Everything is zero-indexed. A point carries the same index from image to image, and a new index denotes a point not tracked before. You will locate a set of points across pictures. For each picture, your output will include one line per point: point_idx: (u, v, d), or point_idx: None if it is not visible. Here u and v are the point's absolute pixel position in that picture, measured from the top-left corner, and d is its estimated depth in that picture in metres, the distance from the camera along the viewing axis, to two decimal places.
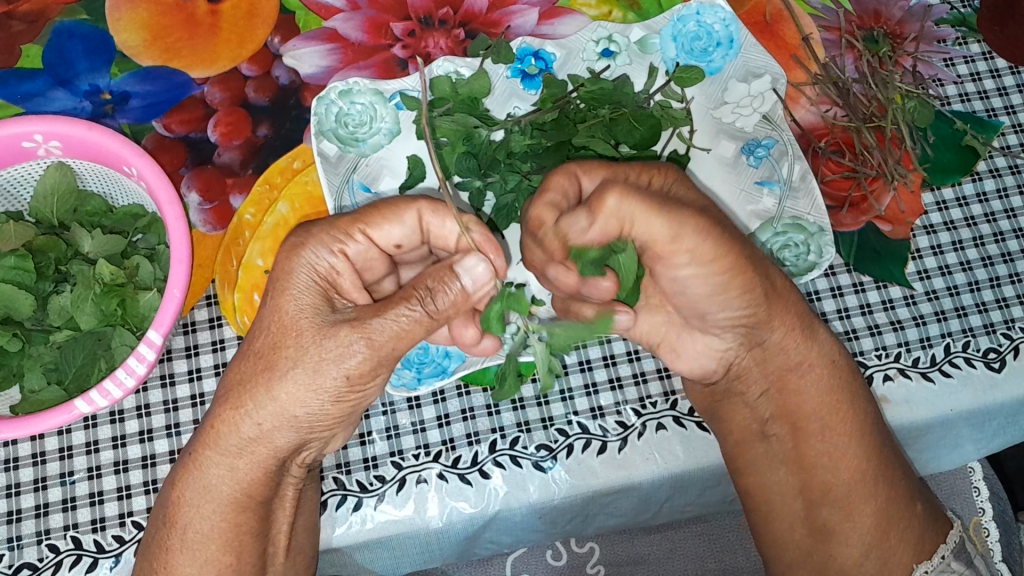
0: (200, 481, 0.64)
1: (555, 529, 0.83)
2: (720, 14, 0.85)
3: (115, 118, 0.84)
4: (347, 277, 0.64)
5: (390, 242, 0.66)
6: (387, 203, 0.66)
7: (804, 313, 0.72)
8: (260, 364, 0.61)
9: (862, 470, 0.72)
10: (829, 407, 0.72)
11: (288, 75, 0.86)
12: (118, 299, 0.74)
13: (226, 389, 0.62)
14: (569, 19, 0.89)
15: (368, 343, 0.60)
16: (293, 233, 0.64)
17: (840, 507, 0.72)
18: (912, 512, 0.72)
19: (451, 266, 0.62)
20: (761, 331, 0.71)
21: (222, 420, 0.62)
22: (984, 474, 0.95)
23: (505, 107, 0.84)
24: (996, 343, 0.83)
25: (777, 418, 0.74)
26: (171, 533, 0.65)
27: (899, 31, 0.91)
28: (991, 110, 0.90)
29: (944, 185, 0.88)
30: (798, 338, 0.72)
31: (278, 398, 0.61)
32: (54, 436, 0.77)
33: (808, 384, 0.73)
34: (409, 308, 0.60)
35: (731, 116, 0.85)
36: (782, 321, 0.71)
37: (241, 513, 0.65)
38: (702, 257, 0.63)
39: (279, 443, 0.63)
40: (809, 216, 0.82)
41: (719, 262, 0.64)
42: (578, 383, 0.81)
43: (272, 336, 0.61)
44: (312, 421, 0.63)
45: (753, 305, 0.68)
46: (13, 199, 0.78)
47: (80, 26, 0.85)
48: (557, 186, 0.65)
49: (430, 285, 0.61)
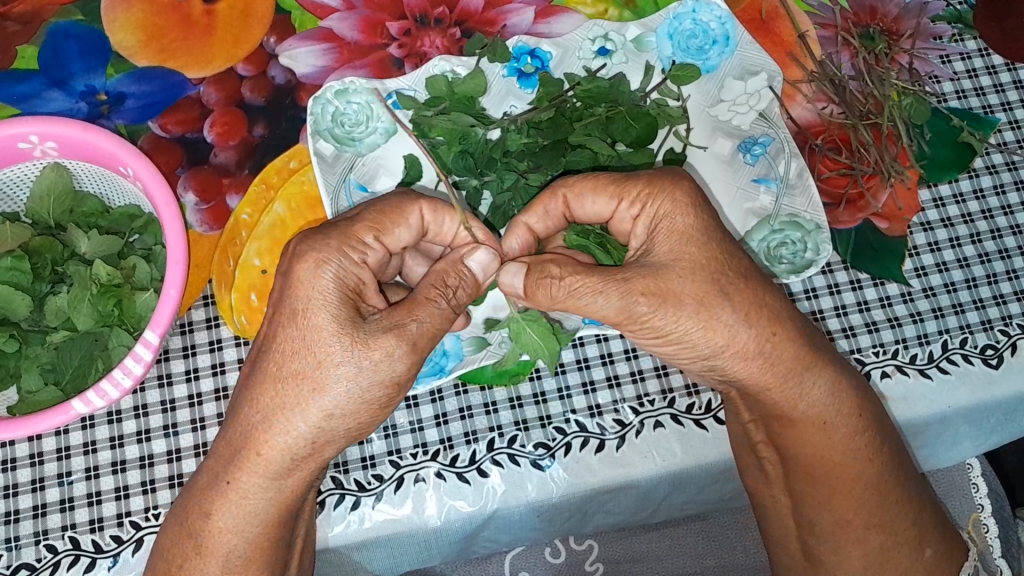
0: (247, 507, 0.63)
1: (554, 527, 0.83)
2: (716, 13, 0.85)
3: (112, 118, 0.84)
4: (371, 285, 0.62)
5: (398, 245, 0.66)
6: (387, 204, 0.66)
7: (788, 371, 0.67)
8: (304, 387, 0.60)
9: (852, 518, 0.70)
10: (813, 458, 0.70)
11: (284, 74, 0.86)
12: (115, 299, 0.74)
13: (263, 416, 0.60)
14: (565, 18, 0.89)
15: (412, 348, 0.60)
16: (310, 247, 0.62)
17: (829, 543, 0.72)
18: (915, 558, 0.71)
19: (462, 259, 0.65)
20: (741, 385, 0.69)
21: (261, 438, 0.61)
22: (983, 471, 0.95)
23: (502, 106, 0.83)
24: (993, 340, 0.83)
25: (766, 443, 0.73)
26: (208, 562, 0.63)
27: (895, 28, 0.91)
28: (988, 106, 0.90)
29: (941, 181, 0.88)
30: (783, 395, 0.68)
31: (333, 414, 0.60)
32: (51, 437, 0.77)
33: (796, 434, 0.70)
34: (436, 304, 0.62)
35: (728, 114, 0.85)
36: (758, 380, 0.67)
37: (281, 529, 0.65)
38: (649, 332, 0.65)
39: (329, 456, 0.63)
40: (806, 214, 0.82)
41: (668, 337, 0.65)
42: (576, 381, 0.81)
43: (310, 351, 0.60)
44: (362, 427, 0.63)
45: (712, 367, 0.67)
46: (9, 200, 0.78)
47: (75, 26, 0.85)
48: (538, 211, 0.70)
49: (450, 281, 0.63)
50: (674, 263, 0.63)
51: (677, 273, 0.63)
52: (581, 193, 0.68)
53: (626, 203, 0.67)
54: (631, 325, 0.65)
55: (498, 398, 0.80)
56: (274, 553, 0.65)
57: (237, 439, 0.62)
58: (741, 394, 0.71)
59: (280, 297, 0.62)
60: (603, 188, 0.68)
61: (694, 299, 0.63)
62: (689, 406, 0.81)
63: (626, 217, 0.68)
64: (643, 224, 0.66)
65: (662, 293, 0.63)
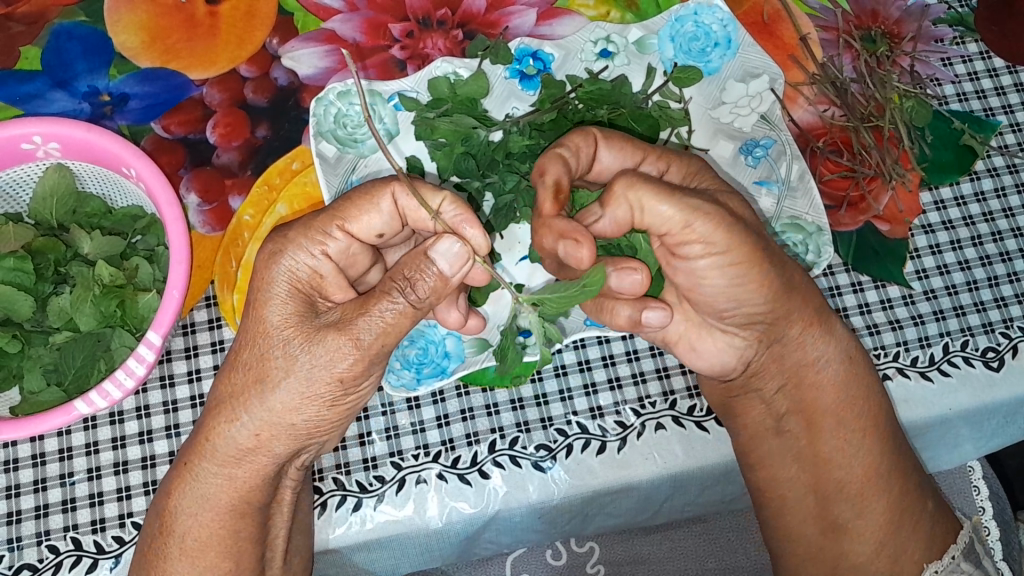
0: (198, 490, 0.64)
1: (555, 529, 0.83)
2: (718, 14, 0.85)
3: (115, 119, 0.84)
4: (332, 278, 0.64)
5: (370, 232, 0.66)
6: (361, 191, 0.65)
7: (821, 310, 0.71)
8: (250, 376, 0.62)
9: (875, 465, 0.72)
10: (846, 403, 0.72)
11: (287, 75, 0.86)
12: (118, 299, 0.74)
13: (218, 399, 0.63)
14: (568, 20, 0.89)
15: (355, 346, 0.60)
16: (272, 237, 0.64)
17: (852, 503, 0.73)
18: (923, 511, 0.73)
19: (426, 252, 0.61)
20: (780, 326, 0.69)
21: (215, 431, 0.63)
22: (984, 473, 0.95)
23: (504, 107, 0.84)
24: (994, 342, 0.83)
25: (793, 413, 0.74)
26: (168, 540, 0.66)
27: (896, 31, 0.91)
28: (989, 109, 0.90)
29: (943, 184, 0.88)
30: (820, 331, 0.71)
31: (272, 406, 0.62)
32: (54, 437, 0.77)
33: (826, 377, 0.72)
34: (392, 301, 0.59)
35: (729, 116, 0.85)
36: (802, 314, 0.69)
37: (241, 521, 0.66)
38: (714, 248, 0.62)
39: (277, 450, 0.64)
40: (807, 216, 0.82)
41: (737, 250, 0.62)
42: (578, 383, 0.82)
43: (257, 347, 0.62)
44: (311, 427, 0.64)
45: (768, 301, 0.66)
46: (13, 201, 0.78)
47: (79, 27, 0.86)
48: (572, 145, 0.67)
49: (408, 275, 0.60)
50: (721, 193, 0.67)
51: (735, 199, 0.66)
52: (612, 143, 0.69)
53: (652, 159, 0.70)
54: (690, 244, 0.63)
55: (500, 399, 0.80)
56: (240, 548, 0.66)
57: (200, 424, 0.64)
58: (776, 350, 0.71)
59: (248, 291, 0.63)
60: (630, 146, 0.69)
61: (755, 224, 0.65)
62: (691, 407, 0.81)
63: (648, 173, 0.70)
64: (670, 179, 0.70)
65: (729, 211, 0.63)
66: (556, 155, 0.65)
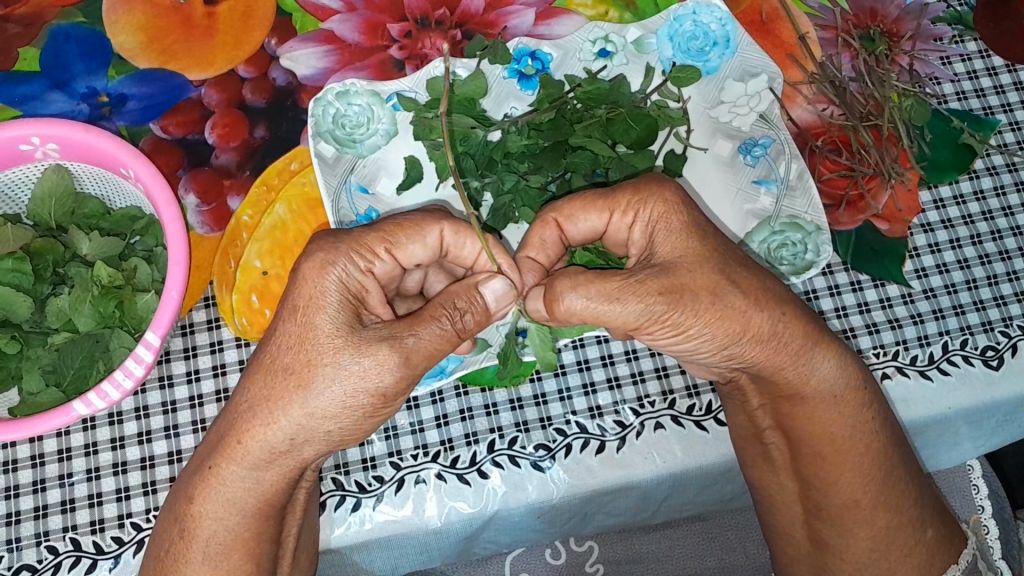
0: (225, 493, 0.64)
1: (554, 528, 0.83)
2: (716, 14, 0.85)
3: (113, 120, 0.84)
4: (376, 294, 0.64)
5: (411, 260, 0.67)
6: (411, 220, 0.67)
7: (799, 349, 0.67)
8: (292, 381, 0.61)
9: (859, 497, 0.70)
10: (820, 438, 0.70)
11: (286, 76, 0.86)
12: (117, 300, 0.74)
13: (252, 404, 0.62)
14: (566, 20, 0.89)
15: (405, 362, 0.61)
16: (320, 249, 0.63)
17: (836, 525, 0.72)
18: (918, 539, 0.71)
19: (477, 286, 0.65)
20: (752, 369, 0.68)
21: (250, 433, 0.62)
22: (984, 472, 0.95)
23: (502, 107, 0.84)
24: (993, 341, 0.83)
25: (773, 428, 0.74)
26: (191, 545, 0.65)
27: (894, 30, 0.91)
28: (988, 108, 0.90)
29: (941, 183, 0.88)
30: (794, 373, 0.68)
31: (313, 413, 0.61)
32: (52, 438, 0.77)
33: (805, 412, 0.70)
34: (440, 324, 0.62)
35: (728, 116, 0.85)
36: (771, 362, 0.67)
37: (262, 522, 0.66)
38: (669, 331, 0.64)
39: (307, 455, 0.64)
40: (806, 215, 0.82)
41: (688, 332, 0.64)
42: (576, 383, 0.81)
43: (304, 351, 0.61)
44: (344, 434, 0.63)
45: (730, 357, 0.67)
46: (11, 202, 0.79)
47: (76, 28, 0.86)
48: (535, 240, 0.70)
49: (459, 304, 0.64)
50: (685, 260, 0.64)
51: (687, 267, 0.63)
52: (573, 215, 0.68)
53: (618, 214, 0.67)
54: (645, 333, 0.65)
55: (499, 399, 0.80)
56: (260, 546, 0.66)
57: (229, 426, 0.63)
58: (751, 376, 0.71)
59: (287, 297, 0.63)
60: (593, 204, 0.68)
61: (710, 291, 0.63)
62: (690, 407, 0.81)
63: (620, 228, 0.68)
64: (638, 233, 0.67)
65: (676, 289, 0.63)
66: (526, 259, 0.71)
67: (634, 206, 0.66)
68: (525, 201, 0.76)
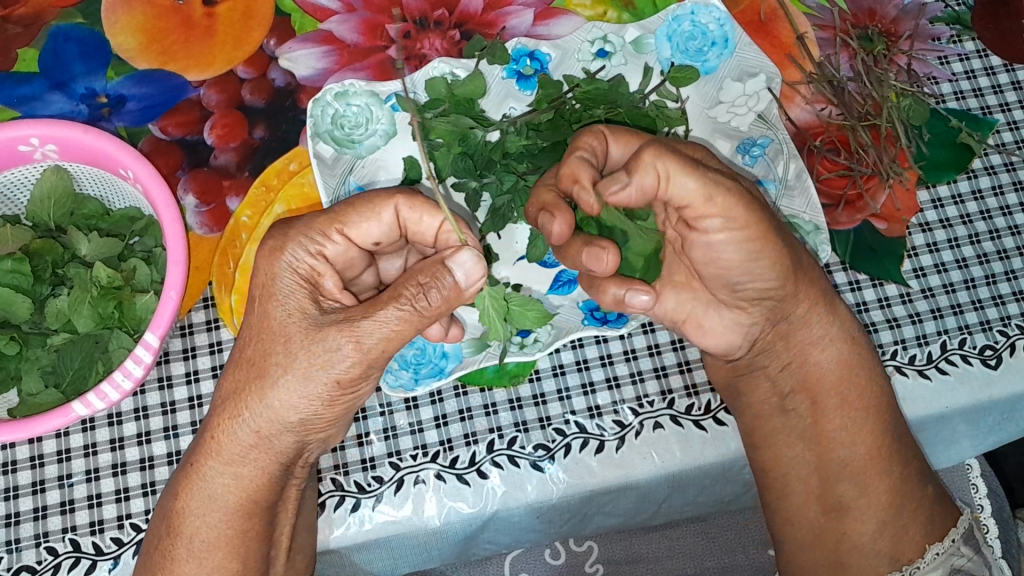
0: (206, 489, 0.65)
1: (553, 529, 0.84)
2: (715, 14, 0.85)
3: (112, 121, 0.84)
4: (330, 277, 0.64)
5: (368, 239, 0.66)
6: (363, 199, 0.65)
7: (827, 291, 0.74)
8: (253, 372, 0.63)
9: (878, 446, 0.73)
10: (851, 384, 0.74)
11: (284, 77, 0.86)
12: (116, 301, 0.74)
13: (222, 399, 0.64)
14: (565, 20, 0.89)
15: (357, 346, 0.60)
16: (269, 236, 0.64)
17: (855, 482, 0.73)
18: (924, 493, 0.74)
19: (443, 261, 0.61)
20: (788, 300, 0.72)
21: (220, 429, 0.64)
22: (982, 471, 0.96)
23: (501, 107, 0.84)
24: (992, 340, 0.83)
25: (798, 391, 0.76)
26: (177, 542, 0.66)
27: (893, 30, 0.92)
28: (986, 107, 0.90)
29: (939, 182, 0.88)
30: (824, 316, 0.74)
31: (271, 404, 0.62)
32: (52, 439, 0.77)
33: (834, 358, 0.75)
34: (399, 305, 0.59)
35: (726, 115, 0.85)
36: (808, 292, 0.72)
37: (248, 518, 0.66)
38: (732, 221, 0.64)
39: (279, 447, 0.64)
40: (805, 214, 0.82)
41: (750, 227, 0.65)
42: (575, 383, 0.82)
43: (261, 342, 0.62)
44: (309, 424, 0.64)
45: (776, 281, 0.69)
46: (10, 203, 0.79)
47: (75, 29, 0.86)
48: (586, 145, 0.67)
49: (422, 281, 0.60)
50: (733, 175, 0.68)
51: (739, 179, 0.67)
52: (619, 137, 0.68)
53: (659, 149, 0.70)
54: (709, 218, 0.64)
55: (498, 399, 0.80)
56: (246, 543, 0.67)
57: (208, 420, 0.65)
58: (781, 329, 0.74)
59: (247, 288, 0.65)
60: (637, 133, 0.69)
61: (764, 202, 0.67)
62: (689, 406, 0.81)
63: None
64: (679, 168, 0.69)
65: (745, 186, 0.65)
66: (577, 159, 0.65)
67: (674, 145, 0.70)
68: (523, 200, 0.77)
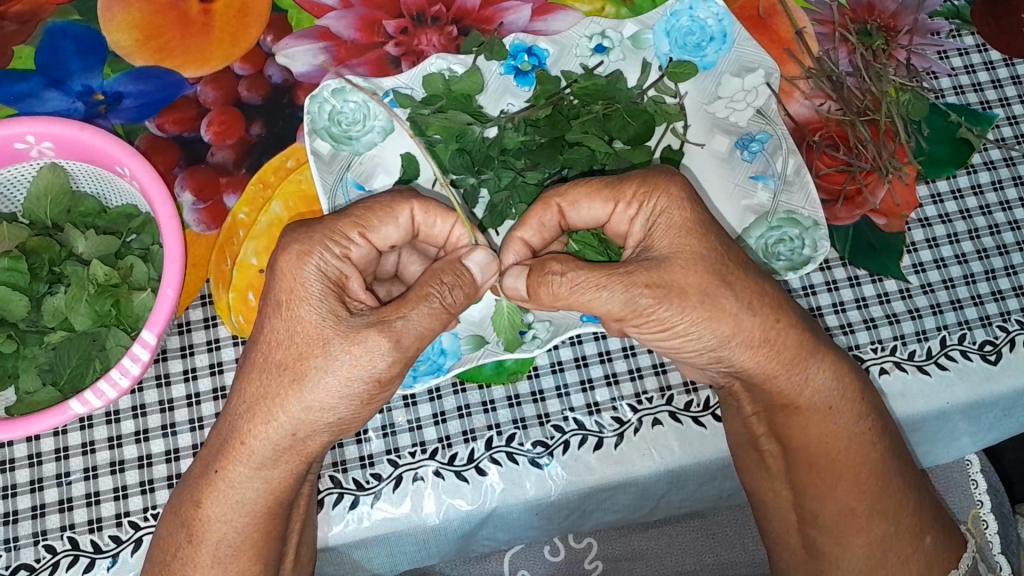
0: (233, 496, 0.64)
1: (552, 525, 0.83)
2: (714, 9, 0.85)
3: (109, 118, 0.84)
4: (356, 280, 0.64)
5: (385, 243, 0.68)
6: (382, 203, 0.67)
7: (794, 356, 0.67)
8: (286, 376, 0.61)
9: (854, 507, 0.70)
10: (821, 446, 0.70)
11: (281, 73, 0.85)
12: (112, 299, 0.74)
13: (246, 406, 0.62)
14: (563, 15, 0.88)
15: (395, 345, 0.60)
16: (292, 238, 0.63)
17: (831, 535, 0.72)
18: (916, 546, 0.71)
19: (461, 259, 0.65)
20: (743, 373, 0.69)
21: (252, 433, 0.62)
22: (982, 467, 0.95)
23: (499, 104, 0.83)
24: (992, 336, 0.83)
25: (767, 436, 0.73)
26: (200, 548, 0.65)
27: (892, 25, 0.91)
28: (986, 102, 0.90)
29: (938, 177, 0.88)
30: (789, 381, 0.68)
31: (309, 405, 0.61)
32: (50, 437, 0.77)
33: (801, 422, 0.70)
34: (430, 300, 0.61)
35: (725, 111, 0.84)
36: (762, 368, 0.67)
37: (271, 519, 0.65)
38: (654, 325, 0.65)
39: (314, 447, 0.64)
40: (803, 210, 0.82)
41: (676, 325, 0.64)
42: (575, 379, 0.81)
43: (296, 347, 0.61)
44: (344, 423, 0.63)
45: (717, 358, 0.68)
46: (7, 201, 0.78)
47: (72, 26, 0.85)
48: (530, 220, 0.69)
49: (445, 279, 0.63)
50: (680, 256, 0.63)
51: (681, 264, 0.63)
52: (576, 201, 0.68)
53: (622, 205, 0.67)
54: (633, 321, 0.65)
55: (496, 396, 0.80)
56: (268, 546, 0.66)
57: (229, 425, 0.63)
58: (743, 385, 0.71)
59: (268, 291, 0.63)
60: (599, 191, 0.67)
61: (699, 290, 0.63)
62: (688, 403, 0.81)
63: (623, 219, 0.68)
64: (640, 222, 0.66)
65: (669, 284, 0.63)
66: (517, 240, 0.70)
67: (640, 196, 0.66)
68: (523, 197, 0.77)
